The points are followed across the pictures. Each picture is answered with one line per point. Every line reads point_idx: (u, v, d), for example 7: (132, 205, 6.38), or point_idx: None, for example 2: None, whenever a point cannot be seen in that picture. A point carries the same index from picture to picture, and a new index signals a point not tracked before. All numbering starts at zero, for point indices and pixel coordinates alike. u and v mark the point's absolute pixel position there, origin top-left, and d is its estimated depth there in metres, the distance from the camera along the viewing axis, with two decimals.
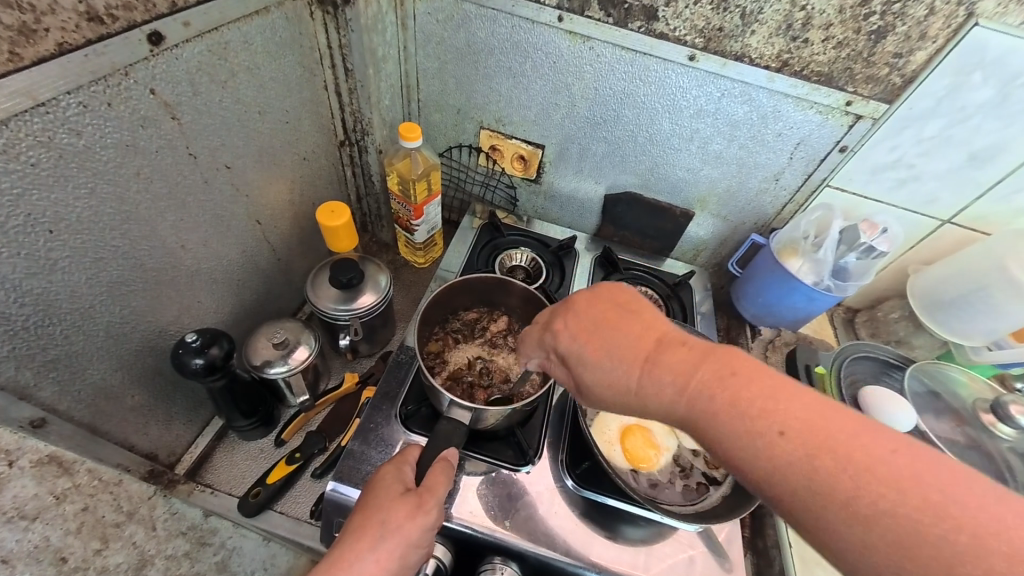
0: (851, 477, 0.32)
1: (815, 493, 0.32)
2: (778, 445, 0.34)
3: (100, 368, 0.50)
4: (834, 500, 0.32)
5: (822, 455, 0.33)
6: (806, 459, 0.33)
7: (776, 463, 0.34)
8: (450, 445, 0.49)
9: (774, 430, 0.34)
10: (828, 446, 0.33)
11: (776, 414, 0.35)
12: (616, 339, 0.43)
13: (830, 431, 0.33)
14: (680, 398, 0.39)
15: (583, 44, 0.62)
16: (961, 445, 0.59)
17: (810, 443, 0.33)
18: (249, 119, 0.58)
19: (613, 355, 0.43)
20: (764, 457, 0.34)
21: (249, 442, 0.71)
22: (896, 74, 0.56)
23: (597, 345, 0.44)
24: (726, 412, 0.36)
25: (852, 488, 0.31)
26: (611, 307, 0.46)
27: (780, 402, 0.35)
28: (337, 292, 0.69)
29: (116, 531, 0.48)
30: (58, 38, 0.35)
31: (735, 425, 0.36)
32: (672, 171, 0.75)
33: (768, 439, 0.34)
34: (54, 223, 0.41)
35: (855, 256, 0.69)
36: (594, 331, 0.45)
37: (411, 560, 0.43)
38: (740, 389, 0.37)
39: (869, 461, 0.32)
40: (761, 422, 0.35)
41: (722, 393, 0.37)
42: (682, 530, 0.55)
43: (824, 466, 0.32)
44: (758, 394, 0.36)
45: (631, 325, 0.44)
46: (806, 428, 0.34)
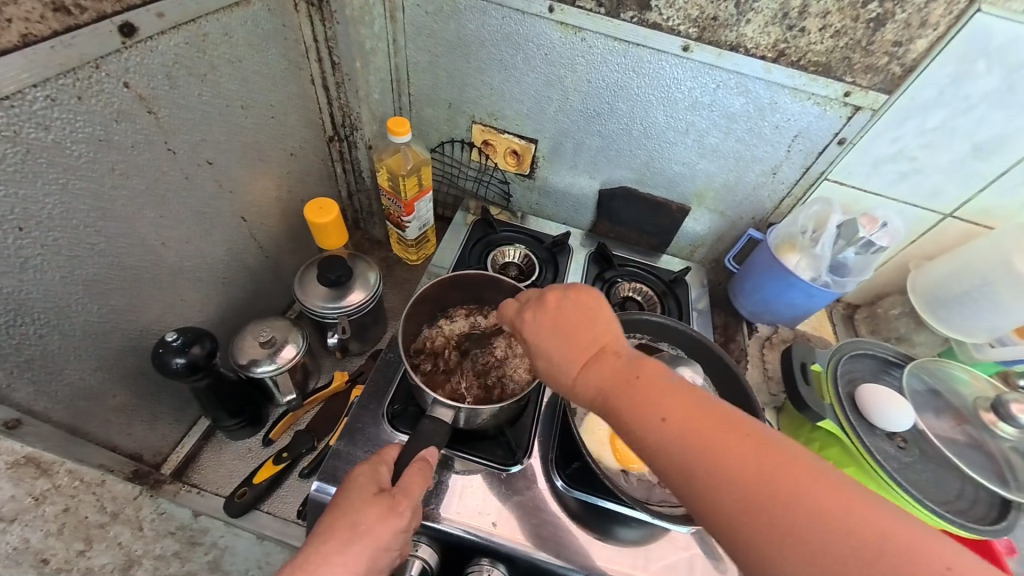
0: (753, 490, 0.34)
1: (719, 500, 0.35)
2: (692, 453, 0.36)
3: (79, 368, 0.49)
4: (735, 508, 0.34)
5: (732, 468, 0.35)
6: (717, 469, 0.35)
7: (687, 470, 0.36)
8: (432, 444, 0.47)
9: (691, 441, 0.36)
10: (737, 459, 0.35)
11: (697, 426, 0.37)
12: (568, 342, 0.44)
13: (737, 444, 0.35)
14: (610, 402, 0.40)
15: (575, 35, 0.61)
16: (961, 444, 0.57)
17: (723, 457, 0.35)
18: (232, 113, 0.57)
19: (562, 358, 0.44)
20: (677, 464, 0.36)
21: (237, 442, 0.70)
22: (896, 63, 0.54)
23: (551, 345, 0.44)
24: (650, 421, 0.38)
25: (753, 499, 0.34)
26: (571, 307, 0.45)
27: (701, 416, 0.37)
28: (325, 289, 0.69)
29: (100, 532, 0.47)
30: (21, 29, 0.34)
31: (657, 433, 0.37)
32: (667, 165, 0.73)
33: (684, 447, 0.36)
34: (24, 221, 0.40)
35: (854, 251, 0.67)
36: (551, 331, 0.45)
37: (382, 563, 0.42)
38: (666, 400, 0.38)
39: (774, 477, 0.34)
40: (679, 432, 0.37)
41: (648, 402, 0.38)
42: (676, 531, 0.54)
43: (731, 477, 0.34)
44: (683, 407, 0.38)
45: (586, 328, 0.44)
46: (722, 442, 0.36)
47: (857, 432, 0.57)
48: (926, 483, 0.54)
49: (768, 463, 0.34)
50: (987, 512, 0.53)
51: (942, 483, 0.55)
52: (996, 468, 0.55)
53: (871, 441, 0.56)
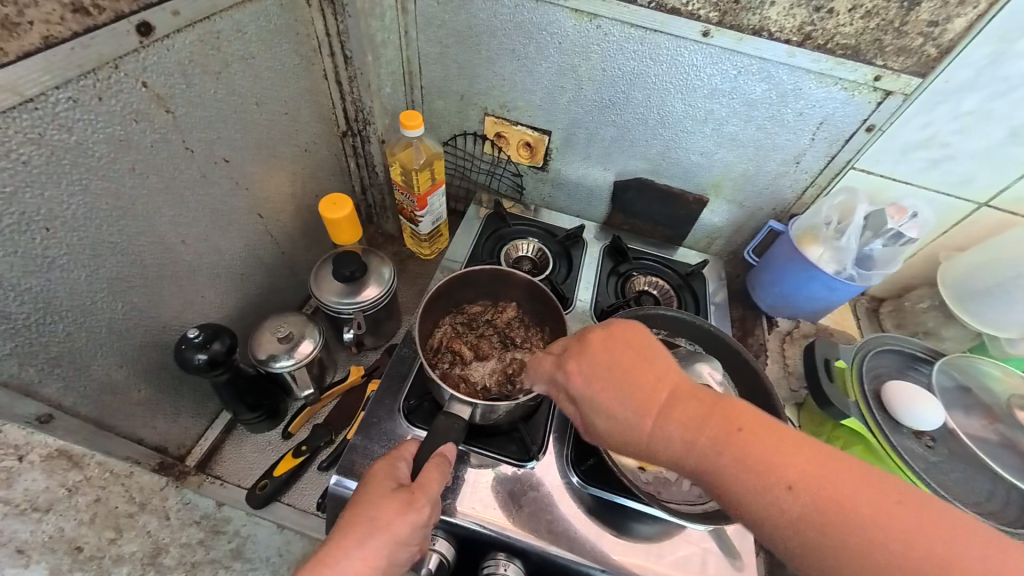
0: (874, 539, 0.32)
1: (838, 554, 0.32)
2: (799, 504, 0.34)
3: (104, 364, 0.51)
4: (860, 563, 0.32)
5: (848, 519, 0.33)
6: (827, 517, 0.33)
7: (793, 523, 0.34)
8: (449, 440, 0.48)
9: (798, 492, 0.34)
10: (842, 503, 0.33)
11: (793, 474, 0.35)
12: (628, 386, 0.41)
13: (836, 485, 0.34)
14: (696, 454, 0.38)
15: (590, 22, 0.59)
16: (994, 443, 0.55)
17: (834, 510, 0.33)
18: (246, 111, 0.57)
19: (626, 406, 0.41)
20: (788, 520, 0.34)
21: (257, 434, 0.72)
22: (931, 44, 0.51)
23: (609, 390, 0.42)
24: (752, 473, 0.35)
25: (879, 551, 0.32)
26: (619, 348, 0.44)
27: (797, 456, 0.35)
28: (341, 285, 0.69)
29: (129, 521, 0.49)
30: (42, 31, 0.35)
31: (756, 484, 0.35)
32: (684, 155, 0.71)
33: (785, 500, 0.34)
34: (50, 221, 0.41)
35: (881, 243, 0.65)
36: (605, 376, 0.43)
37: (400, 558, 0.43)
38: (758, 445, 0.36)
39: (886, 518, 0.32)
40: (785, 486, 0.34)
41: (737, 447, 0.37)
42: (691, 528, 0.53)
43: (847, 529, 0.32)
44: (779, 454, 0.36)
45: (642, 371, 0.42)
46: (832, 488, 0.34)
47: (884, 431, 0.55)
48: (955, 483, 0.53)
49: (881, 508, 0.33)
50: (1020, 514, 0.51)
51: (972, 484, 0.53)
52: None
53: (898, 440, 0.55)
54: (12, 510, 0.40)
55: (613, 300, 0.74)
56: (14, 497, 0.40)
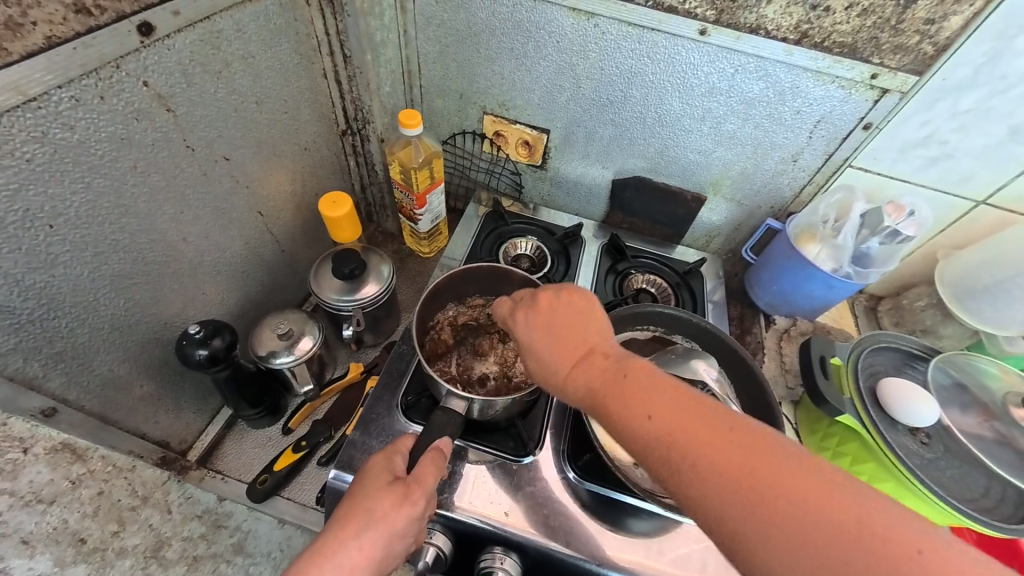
0: (749, 489, 0.33)
1: (716, 502, 0.33)
2: (691, 452, 0.35)
3: (107, 359, 0.51)
4: (737, 513, 0.33)
5: (738, 473, 0.33)
6: (715, 466, 0.34)
7: (681, 468, 0.35)
8: (445, 435, 0.48)
9: (685, 440, 0.35)
10: (727, 455, 0.34)
11: (693, 425, 0.36)
12: (560, 342, 0.44)
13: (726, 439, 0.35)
14: (603, 400, 0.40)
15: (587, 21, 0.59)
16: (990, 440, 0.55)
17: (723, 461, 0.34)
18: (247, 110, 0.57)
19: (555, 357, 0.43)
20: (672, 465, 0.35)
21: (258, 430, 0.73)
22: (928, 42, 0.51)
23: (542, 344, 0.44)
24: (645, 418, 0.37)
25: (750, 499, 0.33)
26: (561, 307, 0.46)
27: (697, 412, 0.36)
28: (340, 283, 0.70)
29: (132, 514, 0.50)
30: (45, 31, 0.35)
31: (647, 429, 0.37)
32: (682, 153, 0.71)
33: (678, 446, 0.35)
34: (53, 218, 0.41)
35: (878, 241, 0.65)
36: (542, 330, 0.45)
37: (396, 549, 0.43)
38: (663, 397, 0.38)
39: (774, 475, 0.33)
40: (681, 438, 0.35)
41: (642, 395, 0.38)
42: (687, 524, 0.54)
43: (728, 479, 0.33)
44: (682, 406, 0.37)
45: (576, 330, 0.44)
46: (721, 442, 0.35)
47: (879, 428, 0.56)
48: (950, 480, 0.53)
49: (772, 466, 0.33)
50: (1015, 511, 0.51)
51: (967, 481, 0.53)
52: None
53: (893, 438, 0.55)
54: (18, 502, 0.40)
55: (611, 298, 0.74)
56: (19, 489, 0.41)
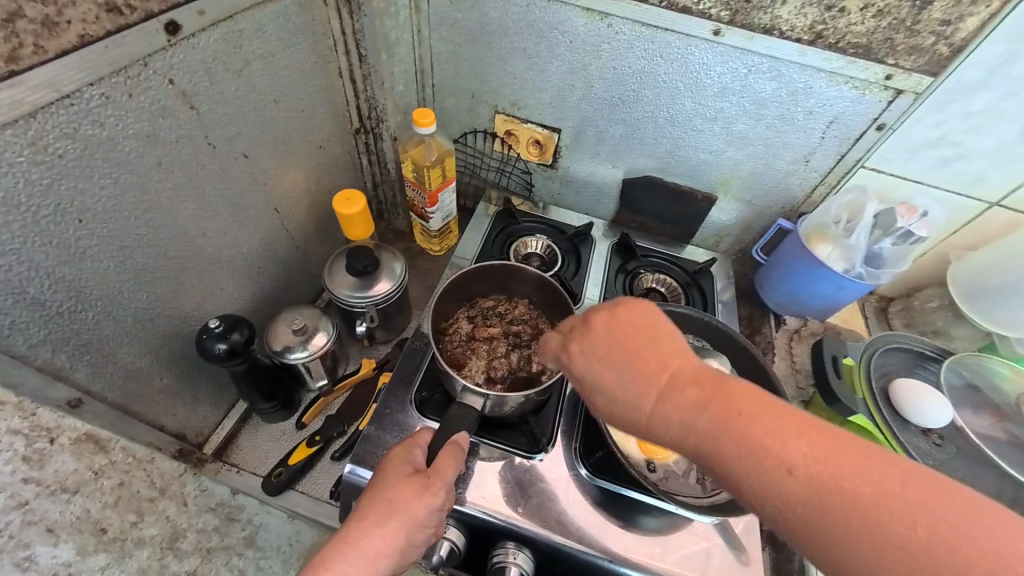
0: (881, 523, 0.30)
1: (855, 549, 0.30)
2: (820, 494, 0.31)
3: (130, 352, 0.52)
4: (869, 550, 0.30)
5: (867, 509, 0.30)
6: (837, 504, 0.31)
7: (815, 516, 0.31)
8: (461, 429, 0.49)
9: (803, 477, 0.32)
10: (848, 485, 0.31)
11: (815, 459, 0.32)
12: (631, 371, 0.40)
13: (842, 467, 0.32)
14: (695, 436, 0.36)
15: (601, 21, 0.60)
16: (1003, 442, 0.55)
17: (861, 502, 0.30)
18: (265, 108, 0.58)
19: (629, 389, 0.40)
20: (792, 509, 0.32)
21: (272, 425, 0.74)
22: (943, 43, 0.52)
23: (616, 375, 0.41)
24: (745, 451, 0.34)
25: (884, 535, 0.30)
26: (625, 327, 0.42)
27: (801, 440, 0.33)
28: (353, 279, 0.70)
29: (150, 505, 0.51)
30: (79, 30, 0.36)
31: (755, 468, 0.33)
32: (694, 153, 0.72)
33: (808, 491, 0.32)
34: (83, 213, 0.42)
35: (890, 241, 0.65)
36: (607, 359, 0.42)
37: (418, 539, 0.44)
38: (774, 428, 0.34)
39: (916, 513, 0.30)
40: (791, 474, 0.32)
41: (755, 431, 0.34)
42: (697, 522, 0.54)
43: (857, 514, 0.30)
44: (801, 439, 0.33)
45: (649, 353, 0.41)
46: (835, 470, 0.32)
47: (890, 427, 0.56)
48: (964, 480, 0.53)
49: (910, 499, 0.30)
50: None
51: (980, 481, 0.53)
52: None
53: (905, 438, 0.55)
54: (43, 490, 0.41)
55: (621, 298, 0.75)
56: (46, 478, 0.41)
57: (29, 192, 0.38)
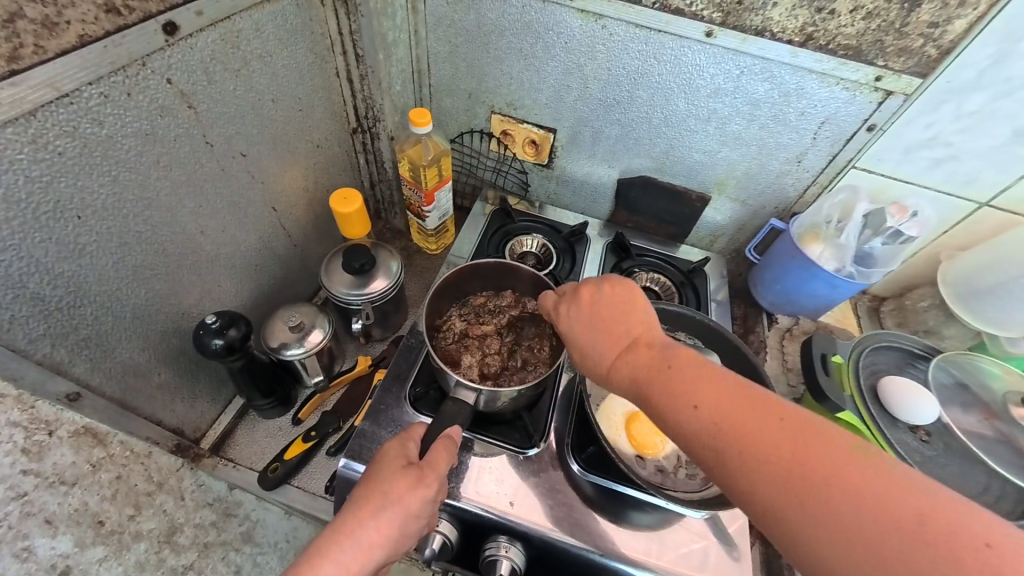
0: (788, 469, 0.33)
1: (758, 487, 0.34)
2: (736, 440, 0.35)
3: (129, 347, 0.53)
4: (774, 490, 0.33)
5: (778, 454, 0.34)
6: (750, 450, 0.34)
7: (722, 454, 0.35)
8: (455, 423, 0.50)
9: (724, 425, 0.36)
10: (762, 433, 0.34)
11: (739, 412, 0.36)
12: (601, 333, 0.45)
13: (762, 421, 0.35)
14: (640, 386, 0.41)
15: (596, 23, 0.61)
16: (990, 439, 0.56)
17: (769, 449, 0.34)
18: (263, 107, 0.59)
19: (595, 347, 0.45)
20: (712, 450, 0.36)
21: (269, 420, 0.75)
22: (932, 45, 0.52)
23: (585, 337, 0.46)
24: (678, 400, 0.38)
25: (790, 480, 0.33)
26: (602, 299, 0.47)
27: (730, 396, 0.37)
28: (350, 277, 0.71)
29: (148, 499, 0.53)
30: (79, 30, 0.37)
31: (685, 414, 0.37)
32: (687, 153, 0.72)
33: (722, 435, 0.35)
34: (82, 210, 0.43)
35: (881, 241, 0.66)
36: (582, 321, 0.47)
37: (412, 529, 0.45)
38: (710, 385, 0.38)
39: (823, 466, 0.32)
40: (714, 419, 0.36)
41: (692, 385, 0.38)
42: (690, 519, 0.55)
43: (767, 459, 0.34)
44: (733, 397, 0.37)
45: (617, 322, 0.45)
46: (755, 422, 0.35)
47: (878, 424, 0.56)
48: (951, 477, 0.54)
49: (820, 452, 0.33)
50: (1015, 507, 0.52)
51: (967, 478, 0.54)
52: None
53: (893, 434, 0.56)
54: (43, 482, 0.43)
55: None
56: (45, 470, 0.43)
57: (30, 188, 0.38)
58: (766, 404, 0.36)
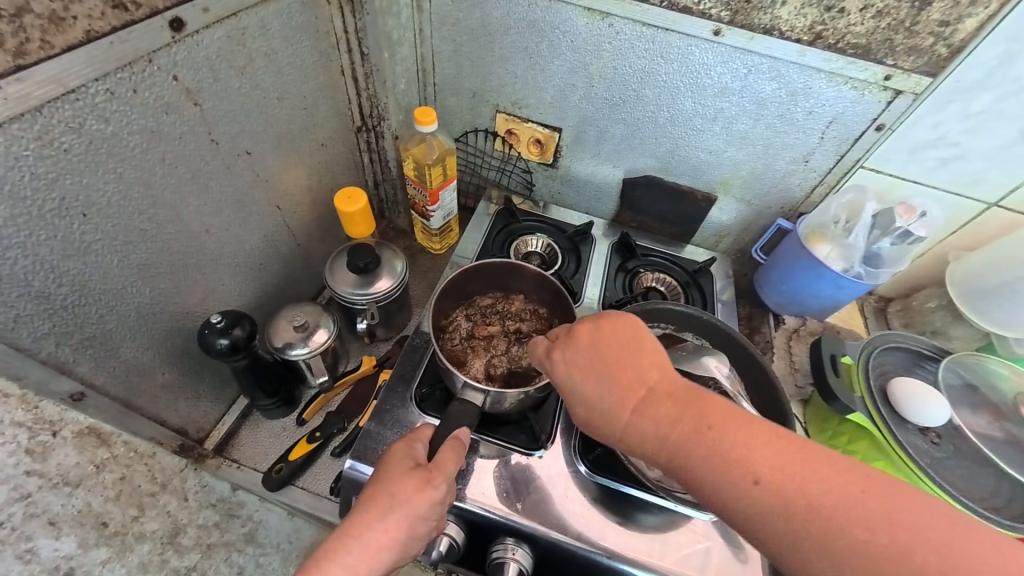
0: (831, 523, 0.34)
1: (812, 546, 0.34)
2: (779, 500, 0.35)
3: (132, 346, 0.52)
4: (822, 548, 0.34)
5: (820, 511, 0.34)
6: (793, 509, 0.35)
7: (768, 520, 0.35)
8: (462, 424, 0.49)
9: (767, 486, 0.36)
10: (802, 491, 0.35)
11: (775, 466, 0.36)
12: (611, 384, 0.43)
13: (799, 476, 0.35)
14: (670, 450, 0.39)
15: (602, 21, 0.60)
16: (1000, 441, 0.56)
17: (811, 505, 0.34)
18: (268, 105, 0.59)
19: (607, 400, 0.43)
20: (758, 516, 0.36)
21: (272, 421, 0.74)
22: (942, 44, 0.52)
23: (594, 388, 0.43)
24: (715, 465, 0.37)
25: (834, 535, 0.34)
26: (608, 341, 0.44)
27: (763, 450, 0.37)
28: (354, 277, 0.71)
29: (151, 500, 0.52)
30: (85, 26, 0.37)
31: (725, 482, 0.37)
32: (694, 153, 0.72)
33: (766, 500, 0.35)
34: (87, 207, 0.42)
35: (889, 241, 0.65)
36: (587, 369, 0.44)
37: (420, 531, 0.44)
38: (746, 438, 0.37)
39: (864, 514, 0.34)
40: (756, 481, 0.36)
41: (731, 445, 0.37)
42: (696, 520, 0.54)
43: (811, 517, 0.34)
44: (772, 451, 0.37)
45: (630, 367, 0.43)
46: (793, 477, 0.35)
47: (887, 426, 0.56)
48: (962, 479, 0.53)
49: (855, 500, 0.34)
50: None
51: (978, 480, 0.53)
52: None
53: (902, 436, 0.55)
54: (45, 483, 0.42)
55: (621, 296, 0.75)
56: (49, 471, 0.42)
57: (34, 185, 0.38)
58: (795, 454, 0.37)
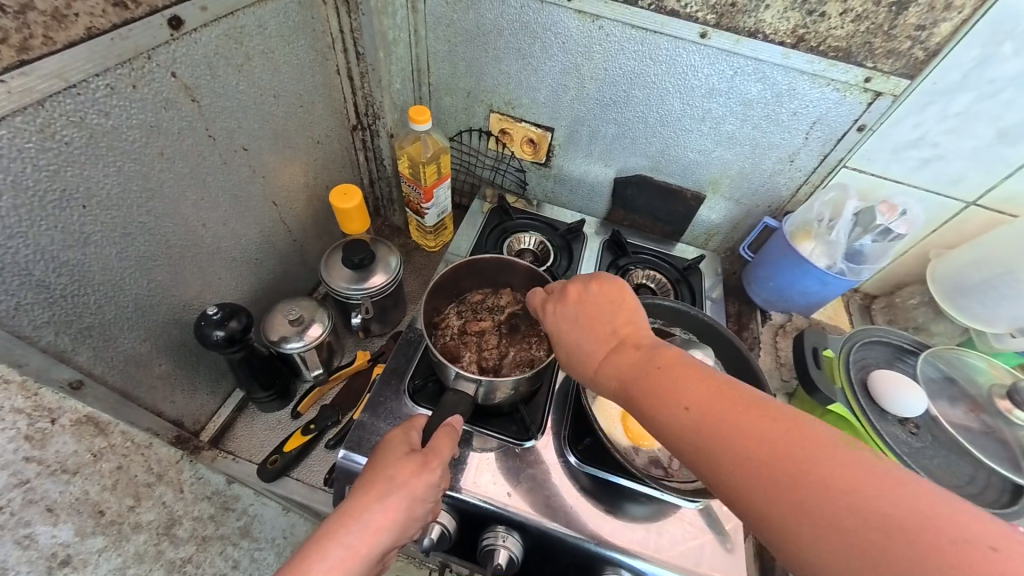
0: (773, 465, 0.34)
1: (744, 483, 0.34)
2: (722, 437, 0.36)
3: (130, 338, 0.53)
4: (762, 490, 0.34)
5: (763, 453, 0.34)
6: (735, 451, 0.35)
7: (712, 457, 0.36)
8: (456, 413, 0.51)
9: (713, 424, 0.36)
10: (748, 432, 0.35)
11: (724, 409, 0.37)
12: (586, 333, 0.46)
13: (747, 420, 0.36)
14: (627, 390, 0.42)
15: (593, 23, 0.62)
16: (976, 432, 0.57)
17: (754, 446, 0.35)
18: (265, 102, 0.60)
19: (582, 348, 0.46)
20: (703, 453, 0.36)
21: (268, 414, 0.75)
22: (919, 47, 0.54)
23: (572, 337, 0.47)
24: (666, 402, 0.39)
25: (774, 477, 0.34)
26: (593, 299, 0.48)
27: (716, 394, 0.38)
28: (350, 272, 0.72)
29: (147, 490, 0.56)
30: (87, 23, 0.38)
31: (674, 417, 0.38)
32: (682, 153, 0.74)
33: (709, 436, 0.36)
34: (87, 199, 0.43)
35: (870, 239, 0.68)
36: (570, 320, 0.48)
37: (417, 514, 0.46)
38: (688, 379, 0.39)
39: (807, 459, 0.33)
40: (702, 419, 0.37)
41: (682, 388, 0.39)
42: (683, 508, 0.56)
43: (753, 457, 0.34)
44: (716, 395, 0.38)
45: (606, 321, 0.46)
46: (740, 420, 0.36)
47: (868, 416, 0.58)
48: (938, 467, 0.55)
49: (802, 446, 0.34)
50: (999, 496, 0.53)
51: (953, 468, 0.55)
52: (1011, 455, 0.55)
53: (882, 426, 0.57)
54: (44, 470, 0.45)
55: None
56: (47, 457, 0.45)
57: (36, 178, 0.39)
58: (750, 402, 0.37)
